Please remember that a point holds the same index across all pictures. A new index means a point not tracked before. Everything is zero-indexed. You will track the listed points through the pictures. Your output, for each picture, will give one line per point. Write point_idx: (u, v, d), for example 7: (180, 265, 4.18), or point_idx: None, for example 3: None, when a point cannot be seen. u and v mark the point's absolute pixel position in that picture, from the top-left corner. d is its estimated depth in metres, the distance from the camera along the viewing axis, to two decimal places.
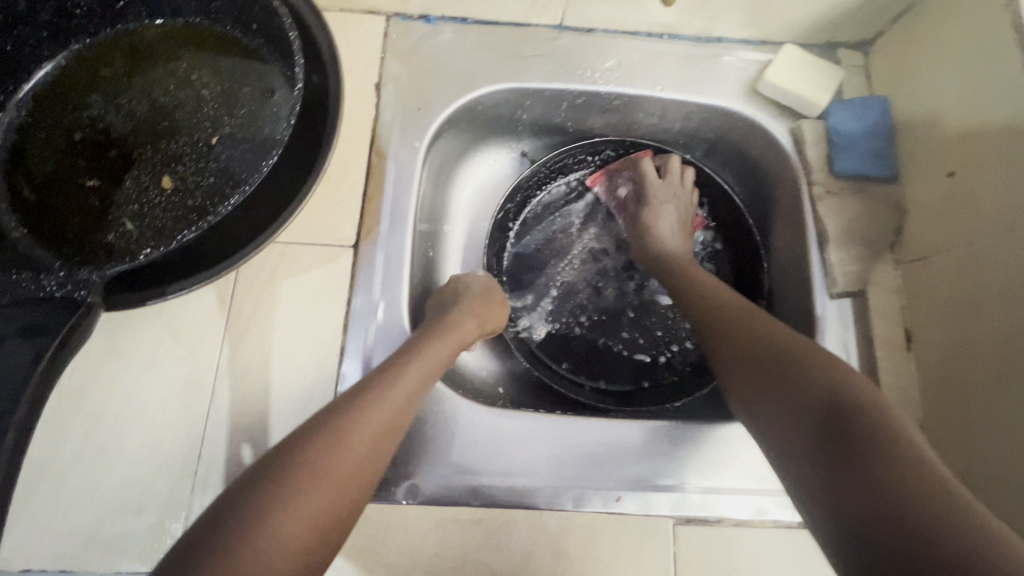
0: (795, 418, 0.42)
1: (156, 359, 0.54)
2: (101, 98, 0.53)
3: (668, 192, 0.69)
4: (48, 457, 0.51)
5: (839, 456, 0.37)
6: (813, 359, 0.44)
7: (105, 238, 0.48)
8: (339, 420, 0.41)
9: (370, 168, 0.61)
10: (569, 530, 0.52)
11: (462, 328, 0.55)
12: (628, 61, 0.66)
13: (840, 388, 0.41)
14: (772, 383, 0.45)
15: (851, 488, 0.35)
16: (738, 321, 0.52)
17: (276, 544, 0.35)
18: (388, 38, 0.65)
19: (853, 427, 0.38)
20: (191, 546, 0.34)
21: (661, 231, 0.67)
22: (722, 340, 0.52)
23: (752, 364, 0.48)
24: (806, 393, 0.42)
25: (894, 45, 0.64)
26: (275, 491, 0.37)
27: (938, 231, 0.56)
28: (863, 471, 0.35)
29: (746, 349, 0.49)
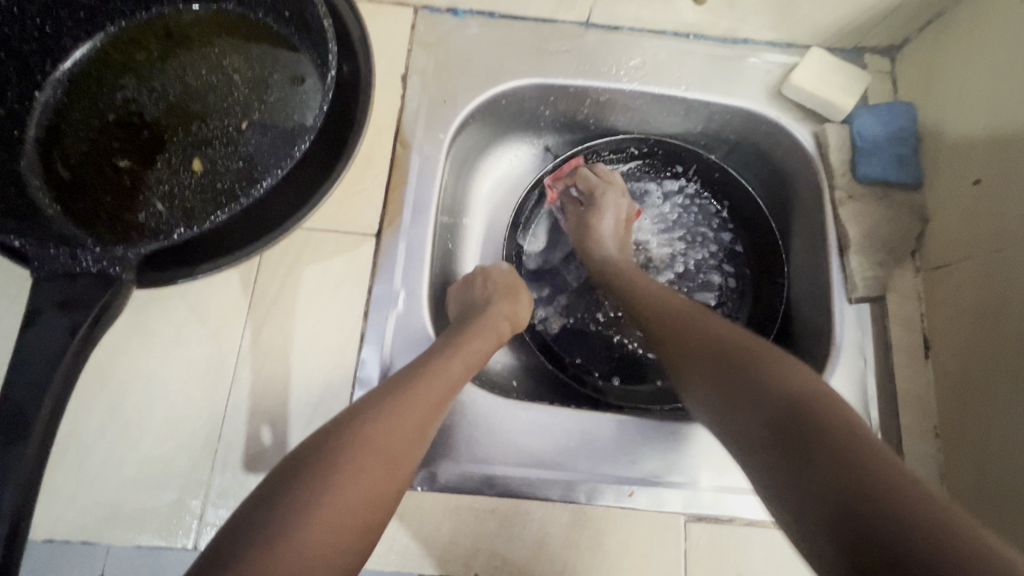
0: (753, 410, 0.42)
1: (179, 339, 0.54)
2: (134, 80, 0.54)
3: (613, 188, 0.69)
4: (72, 431, 0.52)
5: (792, 442, 0.38)
6: (759, 355, 0.45)
7: (136, 218, 0.49)
8: (374, 414, 0.42)
9: (395, 157, 0.61)
10: (581, 522, 0.53)
11: (498, 328, 0.57)
12: (653, 61, 0.66)
13: (793, 379, 0.42)
14: (719, 373, 0.46)
15: (824, 477, 0.35)
16: (683, 316, 0.53)
17: (335, 512, 0.37)
18: (415, 30, 0.65)
19: (814, 420, 0.38)
20: (256, 508, 0.37)
21: (604, 235, 0.67)
22: (669, 337, 0.52)
23: (700, 359, 0.48)
24: (762, 386, 0.42)
25: (922, 51, 0.64)
26: (332, 462, 0.39)
27: (962, 240, 0.56)
28: (831, 460, 0.36)
29: (692, 344, 0.50)
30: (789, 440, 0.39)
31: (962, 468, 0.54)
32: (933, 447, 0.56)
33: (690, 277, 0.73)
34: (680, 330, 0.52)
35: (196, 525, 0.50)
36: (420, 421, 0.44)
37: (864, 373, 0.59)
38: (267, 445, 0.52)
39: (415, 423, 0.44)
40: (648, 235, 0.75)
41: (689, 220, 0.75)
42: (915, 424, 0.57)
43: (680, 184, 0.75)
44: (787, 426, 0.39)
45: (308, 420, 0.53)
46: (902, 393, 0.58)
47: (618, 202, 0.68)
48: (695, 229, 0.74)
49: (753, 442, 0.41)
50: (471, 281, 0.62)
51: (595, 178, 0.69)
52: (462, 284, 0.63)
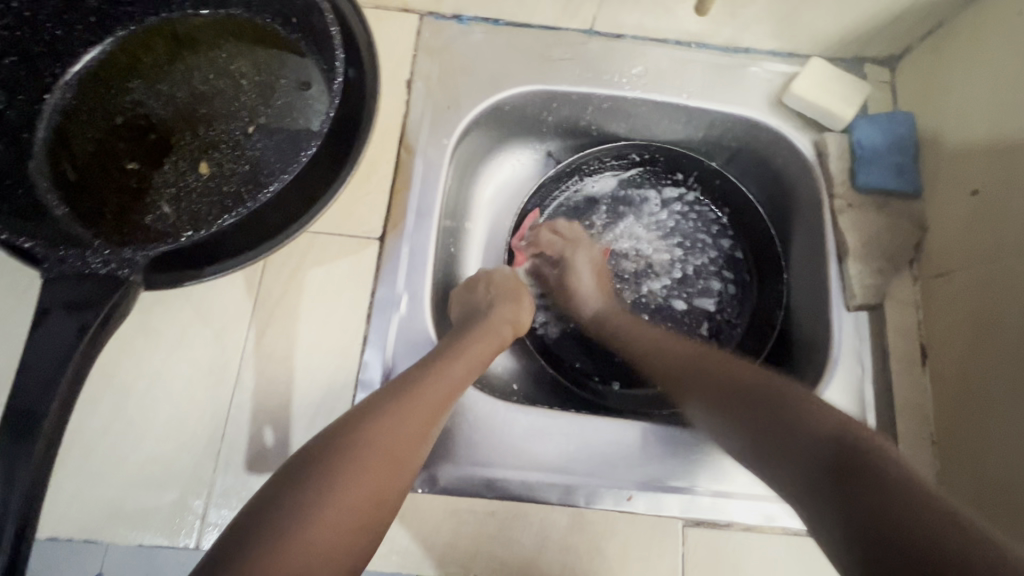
0: (784, 449, 0.42)
1: (184, 340, 0.55)
2: (143, 84, 0.55)
3: (582, 244, 0.70)
4: (77, 430, 0.52)
5: (814, 460, 0.40)
6: (779, 391, 0.46)
7: (143, 219, 0.50)
8: (379, 416, 0.43)
9: (399, 162, 0.62)
10: (580, 526, 0.53)
11: (499, 333, 0.57)
12: (656, 69, 0.67)
13: (817, 414, 0.42)
14: (734, 400, 0.48)
15: (858, 508, 0.35)
16: (699, 359, 0.54)
17: (339, 513, 0.38)
18: (420, 36, 0.66)
19: (844, 452, 0.38)
20: (260, 508, 0.37)
21: (582, 291, 0.67)
22: (686, 382, 0.53)
23: (714, 391, 0.50)
24: (787, 422, 0.43)
25: (922, 62, 0.64)
26: (335, 464, 0.39)
27: (960, 249, 0.57)
28: (864, 491, 0.35)
29: (709, 386, 0.51)
30: (823, 475, 0.38)
31: (958, 476, 0.54)
32: (930, 454, 0.57)
33: (689, 283, 0.74)
34: (695, 372, 0.53)
35: (199, 524, 0.51)
36: (424, 424, 0.45)
37: (861, 380, 0.60)
38: (270, 446, 0.53)
39: (419, 425, 0.44)
40: (648, 241, 0.75)
41: (689, 226, 0.75)
42: (912, 431, 0.58)
43: (680, 191, 0.75)
44: (818, 461, 0.39)
45: (310, 421, 0.54)
46: (900, 400, 0.59)
47: (589, 255, 0.69)
48: (695, 236, 0.75)
49: (792, 484, 0.41)
50: (473, 285, 0.63)
51: (555, 238, 0.70)
52: (464, 287, 0.64)
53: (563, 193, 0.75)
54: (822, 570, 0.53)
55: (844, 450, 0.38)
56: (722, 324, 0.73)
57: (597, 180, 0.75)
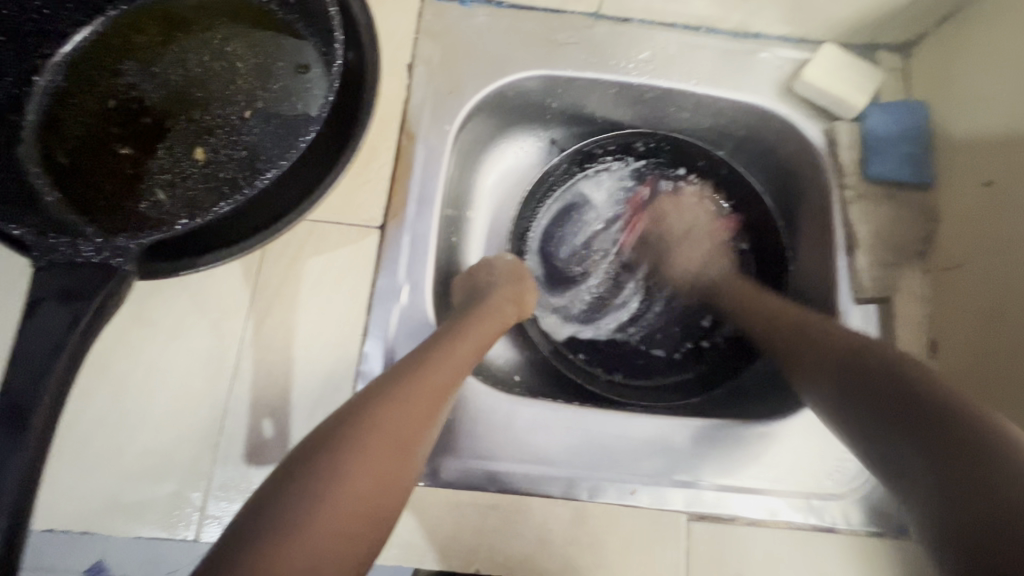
0: (851, 381, 0.46)
1: (180, 330, 0.54)
2: (135, 66, 0.53)
3: (688, 224, 0.73)
4: (73, 421, 0.51)
5: (903, 414, 0.41)
6: (855, 342, 0.48)
7: (137, 207, 0.48)
8: (382, 403, 0.42)
9: (399, 149, 0.60)
10: (583, 520, 0.53)
11: (502, 312, 0.57)
12: (663, 54, 0.65)
13: (888, 354, 0.46)
14: (814, 362, 0.50)
15: (958, 470, 0.36)
16: (773, 313, 0.58)
17: (352, 497, 0.37)
18: (421, 18, 0.64)
19: (939, 407, 0.40)
20: (270, 495, 0.37)
21: (694, 262, 0.71)
22: (786, 351, 0.54)
23: (797, 352, 0.53)
24: (862, 360, 0.46)
25: (937, 48, 0.63)
26: (343, 448, 0.39)
27: (973, 240, 0.55)
28: (899, 404, 0.42)
29: (793, 350, 0.53)
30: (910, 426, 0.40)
31: None
32: None
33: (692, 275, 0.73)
34: (778, 333, 0.56)
35: (197, 517, 0.50)
36: (429, 409, 0.44)
37: None
38: (269, 437, 0.52)
39: (424, 410, 0.44)
40: (653, 232, 0.74)
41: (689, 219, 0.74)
42: None
43: (681, 184, 0.74)
44: (920, 411, 0.40)
45: (310, 413, 0.53)
46: None
47: (691, 240, 0.72)
48: None
49: (845, 411, 0.46)
50: (474, 274, 0.62)
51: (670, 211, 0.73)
52: (465, 276, 0.62)
53: (564, 184, 0.73)
54: (825, 564, 0.52)
55: (909, 388, 0.42)
56: None
57: (600, 170, 0.74)
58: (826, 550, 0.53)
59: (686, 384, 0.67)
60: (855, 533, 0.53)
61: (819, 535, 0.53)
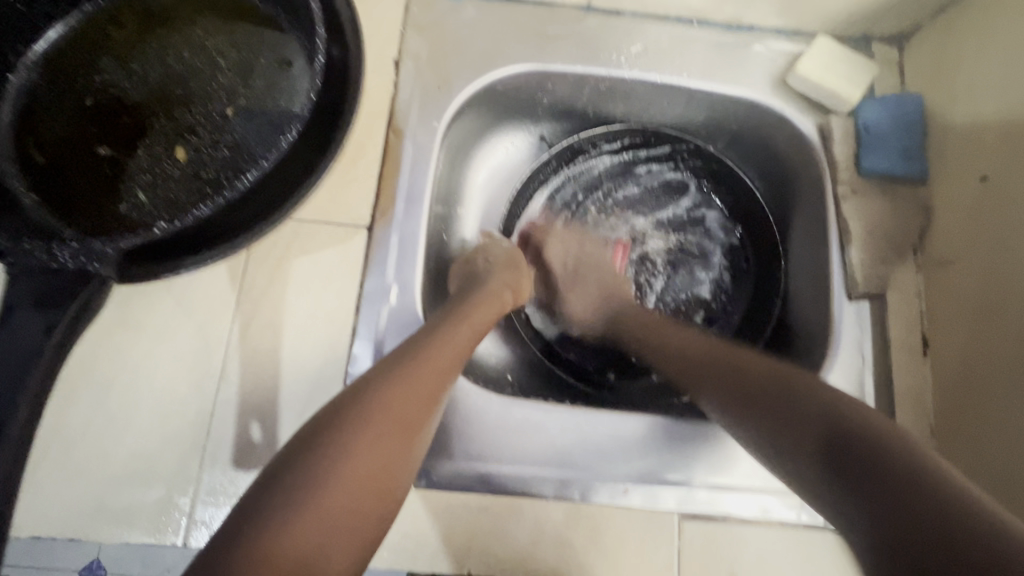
0: (827, 448, 0.40)
1: (165, 334, 0.53)
2: (113, 62, 0.51)
3: (597, 254, 0.69)
4: (56, 427, 0.50)
5: (843, 459, 0.38)
6: (834, 403, 0.43)
7: (117, 208, 0.47)
8: (392, 382, 0.43)
9: (387, 146, 0.59)
10: (575, 520, 0.52)
11: (503, 298, 0.58)
12: (655, 47, 0.64)
13: (840, 403, 0.43)
14: (754, 401, 0.47)
15: (897, 514, 0.33)
16: (735, 362, 0.51)
17: (365, 473, 0.38)
18: (409, 11, 0.63)
19: (883, 452, 0.37)
20: (284, 466, 0.37)
21: (568, 287, 0.68)
22: (718, 390, 0.51)
23: (730, 392, 0.49)
24: (801, 402, 0.44)
25: (932, 40, 0.62)
26: (359, 423, 0.39)
27: (967, 236, 0.55)
28: (885, 484, 0.35)
29: (756, 401, 0.47)
30: (851, 469, 0.37)
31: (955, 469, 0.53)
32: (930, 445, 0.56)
33: (682, 272, 0.72)
34: (739, 382, 0.49)
35: (186, 522, 0.50)
36: (430, 394, 0.44)
37: (862, 371, 0.58)
38: (257, 442, 0.51)
39: (427, 393, 0.44)
40: (643, 228, 0.73)
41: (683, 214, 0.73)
42: (911, 424, 0.57)
43: (674, 177, 0.73)
44: (860, 455, 0.37)
45: (298, 417, 0.52)
46: (900, 391, 0.58)
47: (601, 274, 0.68)
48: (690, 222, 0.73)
49: (789, 452, 0.43)
50: (472, 258, 0.63)
51: (553, 234, 0.70)
52: (463, 260, 0.63)
53: (557, 178, 0.72)
54: (817, 562, 0.52)
55: (897, 462, 0.36)
56: (721, 312, 0.71)
57: (595, 163, 0.72)
58: (818, 548, 0.53)
59: None
60: None
61: (812, 532, 0.53)
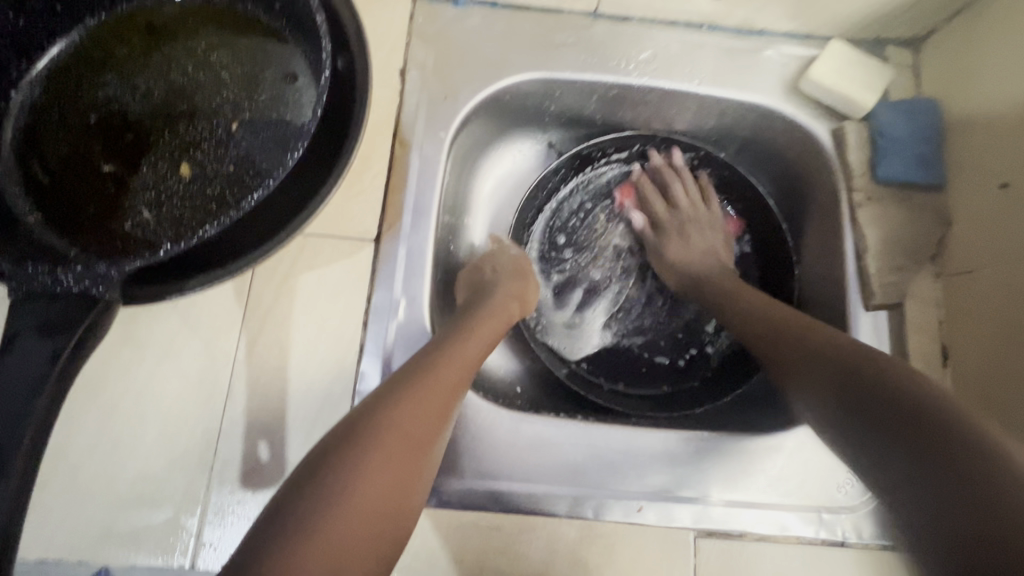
0: (847, 397, 0.44)
1: (171, 351, 0.52)
2: (116, 78, 0.51)
3: (698, 215, 0.69)
4: (62, 448, 0.50)
5: (888, 422, 0.40)
6: (861, 354, 0.45)
7: (121, 227, 0.46)
8: (396, 401, 0.41)
9: (393, 158, 0.58)
10: (588, 539, 0.51)
11: (508, 310, 0.57)
12: (664, 53, 0.63)
13: (885, 365, 0.44)
14: (803, 364, 0.49)
15: (943, 478, 0.34)
16: (771, 319, 0.54)
17: (373, 497, 0.37)
18: (413, 21, 0.62)
19: (926, 416, 0.38)
20: (290, 496, 0.36)
21: (689, 248, 0.67)
22: (773, 357, 0.52)
23: (788, 348, 0.51)
24: (845, 361, 0.46)
25: (948, 43, 0.60)
26: (364, 447, 0.38)
27: (988, 244, 0.54)
28: (930, 449, 0.36)
29: (800, 362, 0.49)
30: (898, 431, 0.38)
31: None
32: None
33: None
34: (775, 338, 0.53)
35: (193, 543, 0.49)
36: (437, 411, 0.43)
37: None
38: (265, 460, 0.51)
39: (437, 408, 0.43)
40: None
41: None
42: None
43: None
44: (904, 422, 0.39)
45: (305, 435, 0.51)
46: None
47: (707, 231, 0.68)
48: None
49: (838, 411, 0.44)
50: (479, 267, 0.62)
51: (662, 182, 0.70)
52: (470, 270, 0.62)
53: (567, 185, 0.71)
54: None
55: (942, 426, 0.37)
56: None
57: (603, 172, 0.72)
58: (837, 565, 0.52)
59: (691, 393, 0.65)
60: (867, 547, 0.52)
61: (829, 549, 0.52)
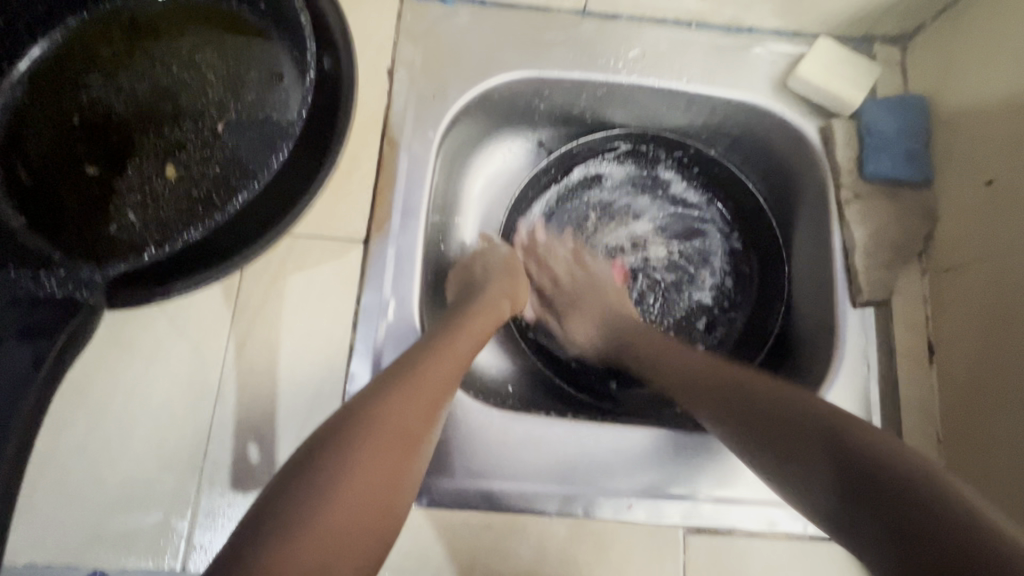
0: (800, 454, 0.40)
1: (159, 354, 0.52)
2: (100, 78, 0.50)
3: (592, 275, 0.67)
4: (50, 452, 0.50)
5: (854, 490, 0.35)
6: (809, 408, 0.42)
7: (106, 230, 0.46)
8: (384, 399, 0.41)
9: (382, 158, 0.58)
10: (579, 537, 0.52)
11: (498, 308, 0.57)
12: (654, 51, 0.63)
13: (832, 417, 0.41)
14: (744, 425, 0.45)
15: (926, 551, 0.30)
16: (710, 376, 0.50)
17: (359, 495, 0.37)
18: (402, 19, 0.61)
19: (892, 472, 0.35)
20: (277, 493, 0.36)
21: (578, 326, 0.65)
22: (711, 402, 0.48)
23: (723, 406, 0.47)
24: (795, 416, 0.42)
25: (934, 40, 0.61)
26: (351, 445, 0.38)
27: (974, 240, 0.54)
28: (901, 512, 0.32)
29: (740, 417, 0.45)
30: (865, 498, 0.34)
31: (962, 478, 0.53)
32: (937, 453, 0.55)
33: (680, 280, 0.70)
34: (718, 391, 0.48)
35: (184, 545, 0.49)
36: (427, 409, 0.43)
37: (867, 379, 0.58)
38: (255, 462, 0.51)
39: (428, 405, 0.43)
40: (645, 233, 0.72)
41: (686, 220, 0.71)
42: (918, 433, 0.56)
43: (673, 182, 0.72)
44: (866, 483, 0.35)
45: (295, 437, 0.51)
46: (906, 398, 0.57)
47: (600, 294, 0.65)
48: (692, 228, 0.71)
49: (800, 475, 0.40)
50: (469, 266, 0.62)
51: (535, 259, 0.68)
52: (460, 268, 0.62)
53: (558, 181, 0.71)
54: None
55: (903, 475, 0.34)
56: (721, 320, 0.70)
57: (594, 167, 0.71)
58: (825, 560, 0.52)
59: None
60: None
61: (817, 544, 0.53)
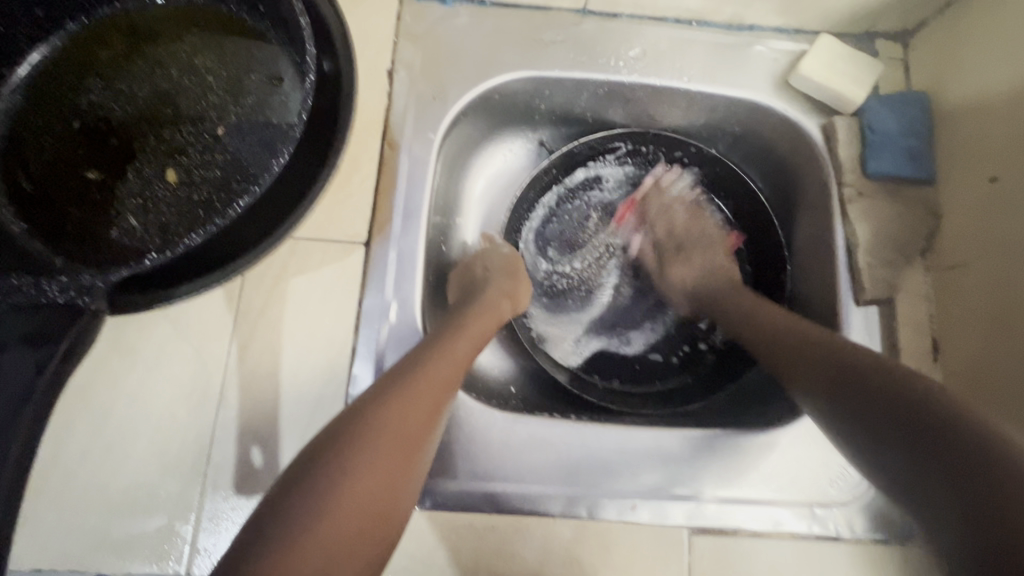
0: (861, 399, 0.41)
1: (161, 358, 0.52)
2: (100, 83, 0.50)
3: (702, 235, 0.68)
4: (53, 457, 0.50)
5: (891, 413, 0.39)
6: (869, 360, 0.43)
7: (108, 235, 0.46)
8: (384, 402, 0.41)
9: (382, 160, 0.58)
10: (583, 538, 0.52)
11: (498, 309, 0.56)
12: (654, 50, 0.63)
13: (882, 363, 0.42)
14: (813, 369, 0.46)
15: (932, 455, 0.35)
16: (764, 323, 0.54)
17: (360, 499, 0.37)
18: (401, 20, 0.61)
19: (961, 426, 0.35)
20: (276, 499, 0.36)
21: (683, 269, 0.66)
22: (787, 366, 0.49)
23: (802, 364, 0.47)
24: (846, 360, 0.44)
25: (937, 36, 0.60)
26: (351, 449, 0.38)
27: (977, 238, 0.54)
28: (937, 441, 0.35)
29: (798, 365, 0.48)
30: (910, 425, 0.37)
31: None
32: None
33: None
34: (767, 340, 0.52)
35: (188, 549, 0.49)
36: (427, 411, 0.43)
37: None
38: (258, 466, 0.51)
39: (429, 407, 0.43)
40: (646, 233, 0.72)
41: None
42: None
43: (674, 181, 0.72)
44: (929, 424, 0.36)
45: (298, 441, 0.51)
46: None
47: (708, 245, 0.67)
48: None
49: (835, 411, 0.43)
50: (470, 266, 0.61)
51: (657, 197, 0.70)
52: (461, 269, 0.62)
53: (559, 183, 0.71)
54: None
55: (966, 443, 0.34)
56: None
57: (595, 169, 0.71)
58: (830, 559, 0.52)
59: (684, 389, 0.66)
60: (860, 542, 0.52)
61: (822, 543, 0.52)
